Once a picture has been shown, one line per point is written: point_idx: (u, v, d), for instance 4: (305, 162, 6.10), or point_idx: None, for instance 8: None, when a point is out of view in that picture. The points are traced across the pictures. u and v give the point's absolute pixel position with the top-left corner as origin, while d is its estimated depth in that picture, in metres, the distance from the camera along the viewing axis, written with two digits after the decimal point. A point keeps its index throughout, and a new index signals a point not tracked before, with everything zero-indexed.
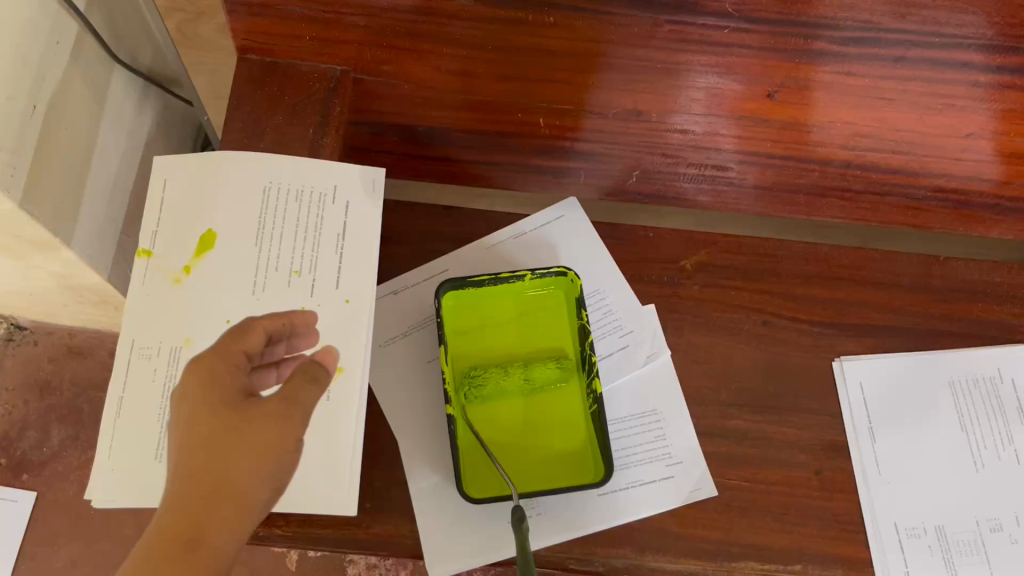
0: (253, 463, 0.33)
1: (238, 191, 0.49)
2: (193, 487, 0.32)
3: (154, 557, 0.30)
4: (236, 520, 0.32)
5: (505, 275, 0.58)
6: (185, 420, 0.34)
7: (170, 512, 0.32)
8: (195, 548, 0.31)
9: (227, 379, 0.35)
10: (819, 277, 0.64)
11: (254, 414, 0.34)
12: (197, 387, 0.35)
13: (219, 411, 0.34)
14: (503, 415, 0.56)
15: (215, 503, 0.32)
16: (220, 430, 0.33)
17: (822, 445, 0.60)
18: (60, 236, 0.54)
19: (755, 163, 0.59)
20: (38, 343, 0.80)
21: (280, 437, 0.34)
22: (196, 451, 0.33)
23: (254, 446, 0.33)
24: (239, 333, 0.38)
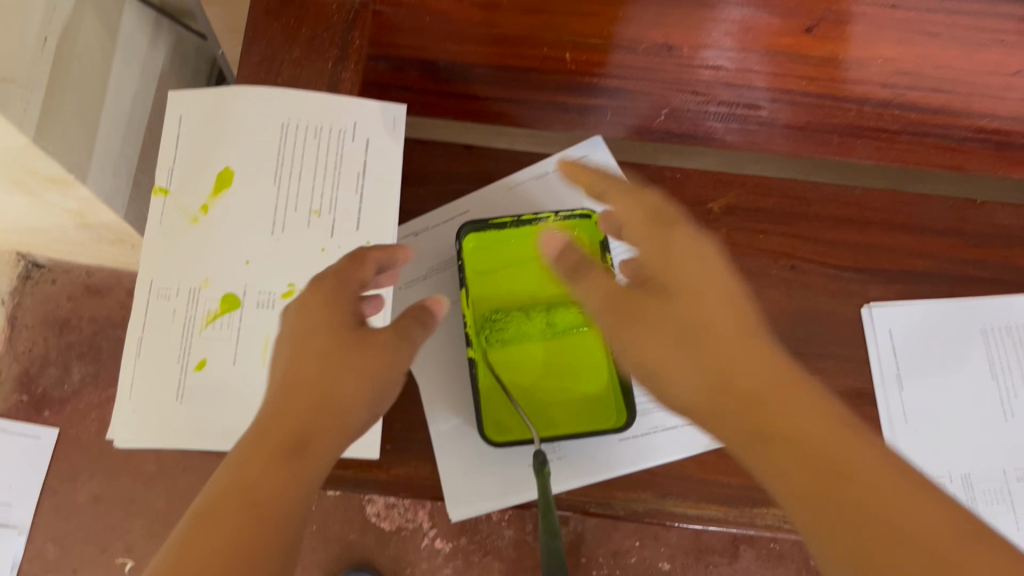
0: (361, 384, 0.39)
1: (255, 126, 0.48)
2: (302, 397, 0.38)
3: (263, 454, 0.36)
4: (339, 428, 0.38)
5: (528, 217, 0.57)
6: (309, 334, 0.40)
7: (279, 416, 0.37)
8: (298, 451, 0.36)
9: (346, 304, 0.42)
10: (852, 222, 0.60)
11: (365, 339, 0.40)
12: (321, 305, 0.41)
13: (337, 333, 0.40)
14: (523, 359, 0.56)
15: (321, 414, 0.38)
16: (331, 351, 0.39)
17: (850, 392, 0.58)
18: (75, 171, 0.53)
19: (788, 103, 0.60)
20: (57, 282, 0.80)
21: (383, 362, 0.40)
22: (311, 365, 0.39)
23: (361, 368, 0.40)
24: (356, 262, 0.43)
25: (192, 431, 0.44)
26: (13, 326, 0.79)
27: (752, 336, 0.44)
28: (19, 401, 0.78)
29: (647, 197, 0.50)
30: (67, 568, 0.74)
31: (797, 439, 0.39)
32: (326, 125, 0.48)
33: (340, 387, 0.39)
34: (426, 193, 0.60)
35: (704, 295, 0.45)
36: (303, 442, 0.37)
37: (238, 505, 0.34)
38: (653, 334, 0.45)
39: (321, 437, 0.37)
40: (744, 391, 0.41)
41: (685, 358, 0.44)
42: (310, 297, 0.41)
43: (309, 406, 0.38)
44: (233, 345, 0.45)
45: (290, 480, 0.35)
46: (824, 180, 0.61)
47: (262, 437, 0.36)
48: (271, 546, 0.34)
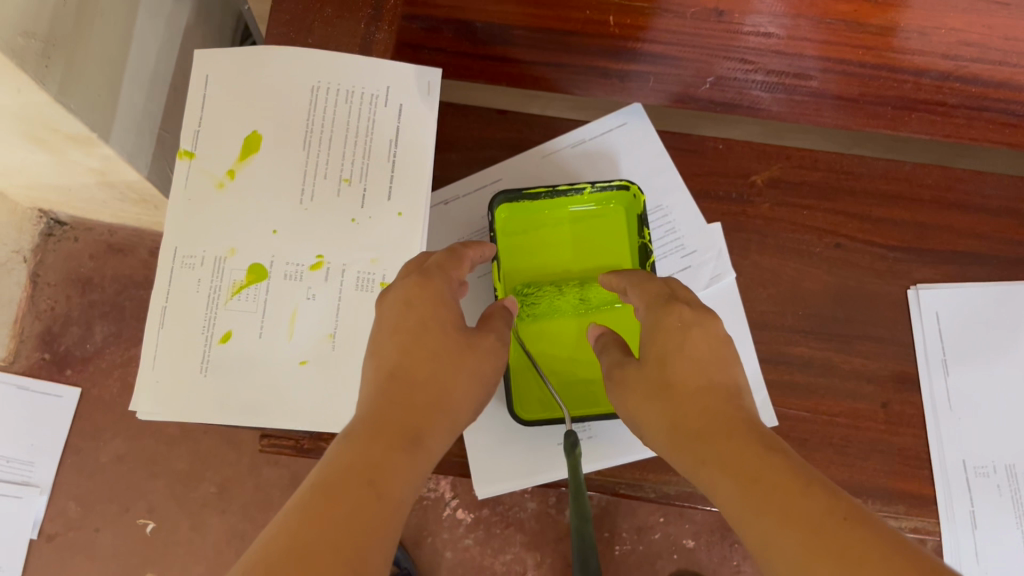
0: (470, 388, 0.36)
1: (285, 89, 0.46)
2: (414, 391, 0.34)
3: (384, 441, 0.31)
4: (447, 430, 0.35)
5: (564, 188, 0.54)
6: (417, 328, 0.37)
7: (394, 406, 0.33)
8: (415, 444, 0.32)
9: (454, 302, 0.38)
10: (899, 199, 0.58)
11: (472, 344, 0.38)
12: (432, 301, 0.38)
13: (448, 332, 0.37)
14: (554, 336, 0.54)
15: (432, 411, 0.34)
16: (443, 350, 0.36)
17: (890, 376, 0.56)
18: (97, 130, 0.51)
19: (839, 73, 0.56)
20: (79, 239, 0.77)
21: (486, 370, 0.38)
22: (423, 360, 0.35)
23: (470, 374, 0.36)
24: (455, 258, 0.41)
25: (216, 405, 0.43)
26: (35, 284, 0.77)
27: (720, 381, 0.37)
28: (41, 359, 0.77)
29: (655, 281, 0.43)
30: (90, 526, 0.75)
31: (787, 491, 0.30)
32: (358, 89, 0.46)
33: (453, 389, 0.35)
34: (458, 159, 0.58)
35: (672, 361, 0.38)
36: (420, 435, 0.32)
37: (357, 497, 0.28)
38: (638, 393, 0.39)
39: (433, 435, 0.33)
40: (733, 448, 0.33)
41: (652, 407, 0.38)
42: (415, 289, 0.38)
43: (422, 401, 0.34)
44: (260, 318, 0.44)
45: (410, 474, 0.31)
46: (868, 152, 0.58)
47: (377, 422, 0.32)
48: (394, 532, 0.29)
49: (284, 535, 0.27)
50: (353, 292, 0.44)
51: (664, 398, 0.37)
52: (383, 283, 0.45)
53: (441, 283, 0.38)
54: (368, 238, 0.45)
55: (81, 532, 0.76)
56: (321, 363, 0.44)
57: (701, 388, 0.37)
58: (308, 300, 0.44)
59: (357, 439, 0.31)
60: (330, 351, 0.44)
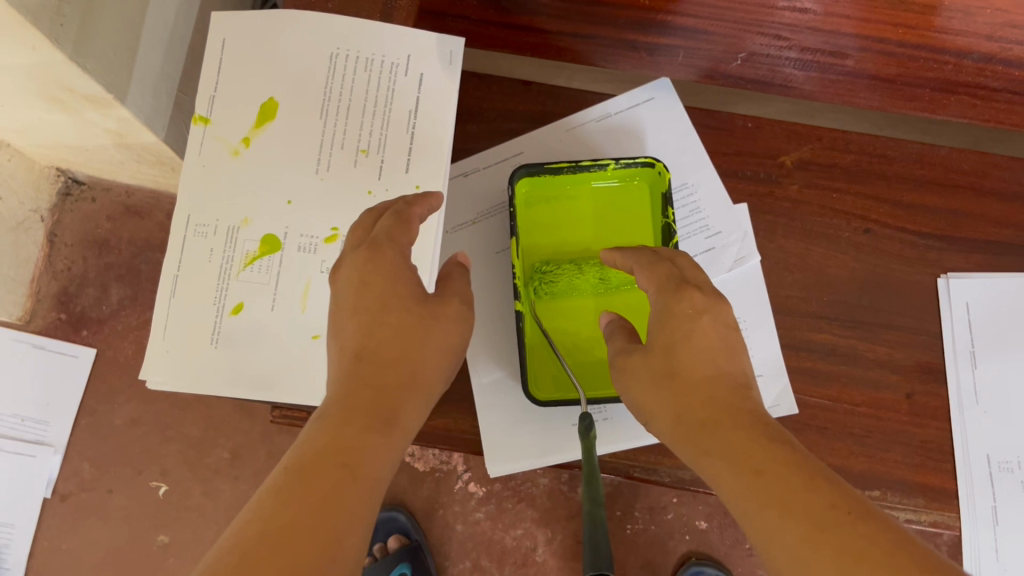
0: (439, 359, 0.34)
1: (303, 55, 0.44)
2: (383, 370, 0.32)
3: (357, 423, 0.30)
4: (421, 403, 0.33)
5: (586, 163, 0.53)
6: (372, 301, 0.34)
7: (362, 386, 0.31)
8: (388, 424, 0.30)
9: (409, 273, 0.35)
10: (933, 184, 0.56)
11: (439, 313, 0.35)
12: (384, 274, 0.35)
13: (407, 304, 0.34)
14: (572, 314, 0.53)
15: (404, 388, 0.32)
16: (406, 325, 0.34)
17: (916, 366, 0.55)
18: (112, 90, 0.50)
19: (876, 52, 0.54)
20: (96, 200, 0.76)
21: (454, 339, 0.35)
22: (381, 336, 0.33)
23: (438, 345, 0.34)
24: (404, 222, 0.37)
25: (226, 377, 0.42)
26: (52, 244, 0.76)
27: (728, 370, 0.35)
28: (56, 319, 0.77)
29: (665, 262, 0.40)
30: (103, 488, 0.76)
31: (791, 487, 0.29)
32: (378, 57, 0.45)
33: (421, 362, 0.33)
34: (480, 131, 0.56)
35: (680, 348, 0.36)
36: (393, 415, 0.31)
37: (330, 485, 0.27)
38: (643, 379, 0.37)
39: (407, 411, 0.32)
40: (738, 436, 0.32)
41: (655, 393, 0.36)
42: (367, 264, 0.35)
43: (392, 379, 0.32)
44: (273, 290, 0.43)
45: (383, 457, 0.29)
46: (900, 134, 0.56)
47: (347, 404, 0.30)
48: (369, 517, 0.28)
49: (253, 531, 0.26)
50: None
51: (668, 385, 0.36)
52: None
53: (393, 255, 0.35)
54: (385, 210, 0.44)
55: (93, 493, 0.76)
56: None
57: (706, 377, 0.35)
58: (322, 273, 0.43)
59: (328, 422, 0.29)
60: None
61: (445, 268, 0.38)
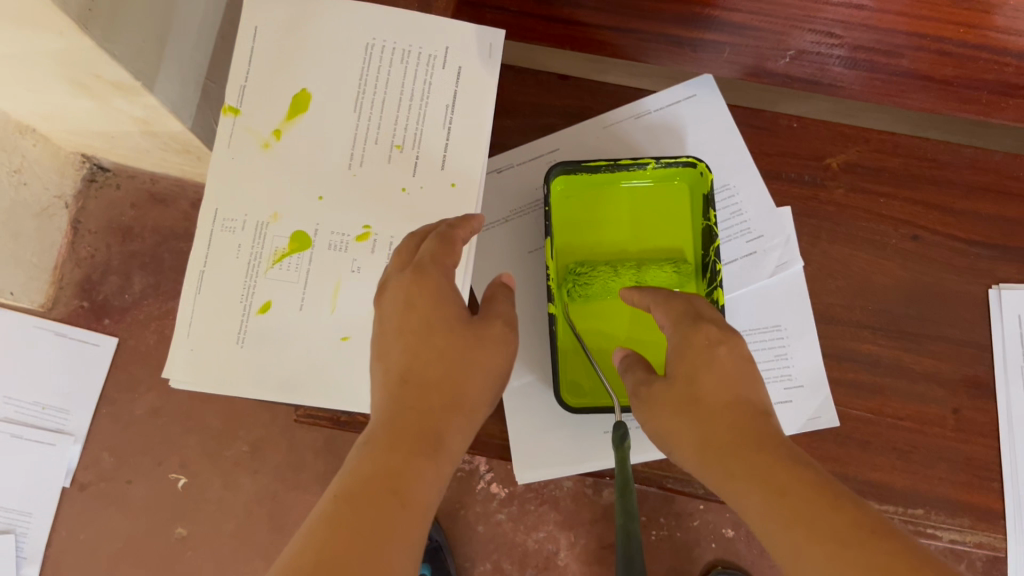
0: (485, 381, 0.34)
1: (337, 46, 0.43)
2: (429, 394, 0.33)
3: (401, 447, 0.30)
4: (467, 424, 0.33)
5: (625, 162, 0.51)
6: (418, 325, 0.35)
7: (409, 410, 0.32)
8: (435, 447, 0.31)
9: (452, 296, 0.36)
10: (986, 190, 0.54)
11: (484, 336, 0.35)
12: (428, 298, 0.35)
13: (452, 328, 0.35)
14: (605, 318, 0.51)
15: (449, 412, 0.33)
16: (450, 348, 0.34)
17: (963, 380, 0.53)
18: (141, 77, 0.49)
19: (933, 52, 0.52)
20: (121, 187, 0.71)
21: (500, 360, 0.35)
22: (427, 361, 0.34)
23: (483, 367, 0.34)
24: (447, 244, 0.38)
25: (252, 378, 0.41)
26: (76, 231, 0.71)
27: (749, 398, 0.34)
28: (79, 306, 0.71)
29: (680, 299, 0.39)
30: (123, 478, 0.68)
31: (817, 504, 0.28)
32: (415, 49, 0.43)
33: (467, 385, 0.34)
34: (514, 126, 0.55)
35: (700, 377, 0.34)
36: (438, 437, 0.31)
37: (378, 507, 0.28)
38: (666, 413, 0.35)
39: (453, 433, 0.32)
40: (761, 458, 0.30)
41: (678, 425, 0.34)
42: (412, 288, 0.36)
43: (438, 402, 0.33)
44: (301, 290, 0.41)
45: (430, 479, 0.30)
46: (948, 136, 0.54)
47: (394, 428, 0.31)
48: (417, 537, 0.28)
49: (309, 554, 0.26)
50: None
51: (690, 416, 0.34)
52: None
53: (438, 278, 0.36)
54: (419, 208, 0.42)
55: (113, 483, 0.68)
56: (363, 340, 0.41)
57: (727, 404, 0.33)
58: (353, 273, 0.41)
59: (375, 446, 0.30)
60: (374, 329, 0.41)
61: (489, 289, 0.38)
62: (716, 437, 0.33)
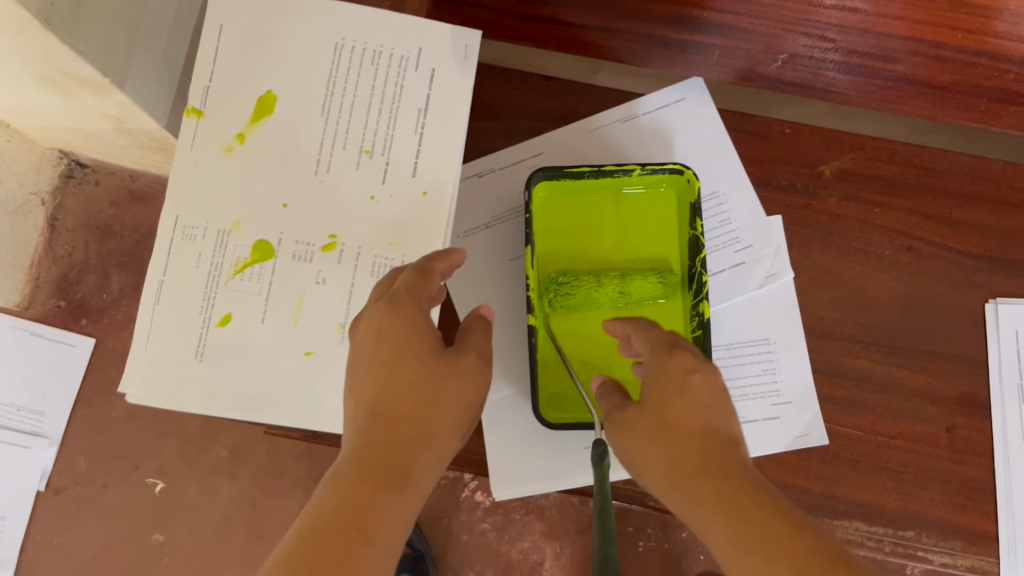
0: (455, 417, 0.32)
1: (305, 45, 0.41)
2: (398, 429, 0.30)
3: (367, 482, 0.28)
4: (437, 460, 0.31)
5: (609, 168, 0.49)
6: (389, 357, 0.32)
7: (377, 444, 0.30)
8: (402, 484, 0.29)
9: (426, 328, 0.34)
10: (984, 200, 0.52)
11: (455, 370, 0.33)
12: (400, 329, 0.33)
13: (424, 361, 0.33)
14: (587, 330, 0.50)
15: (418, 447, 0.30)
16: (423, 382, 0.32)
17: (958, 398, 0.51)
18: (110, 73, 0.47)
19: (931, 57, 0.49)
20: (101, 183, 0.68)
21: (472, 396, 0.33)
22: (399, 394, 0.31)
23: (453, 401, 0.32)
24: (424, 275, 0.35)
25: (211, 395, 0.39)
26: (53, 228, 0.67)
27: (720, 427, 0.32)
28: (57, 306, 0.67)
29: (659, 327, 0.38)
30: (98, 482, 0.67)
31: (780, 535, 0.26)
32: (386, 49, 0.41)
33: (438, 419, 0.32)
34: (498, 128, 0.53)
35: (672, 402, 0.32)
36: (407, 473, 0.29)
37: (338, 547, 0.26)
38: (636, 437, 0.33)
39: (424, 470, 0.30)
40: (728, 484, 0.29)
41: (648, 450, 0.32)
42: (385, 317, 0.33)
43: (407, 437, 0.30)
44: (263, 302, 0.39)
45: (398, 517, 0.28)
46: (945, 144, 0.52)
47: (360, 462, 0.29)
48: None
49: None
50: (367, 279, 0.40)
51: (657, 438, 0.32)
52: None
53: (413, 310, 0.34)
54: (387, 217, 0.40)
55: (88, 487, 0.67)
56: (327, 355, 0.39)
57: (697, 431, 0.31)
58: (317, 285, 0.40)
59: (340, 482, 0.28)
60: (339, 344, 0.39)
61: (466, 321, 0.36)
62: (685, 464, 0.30)
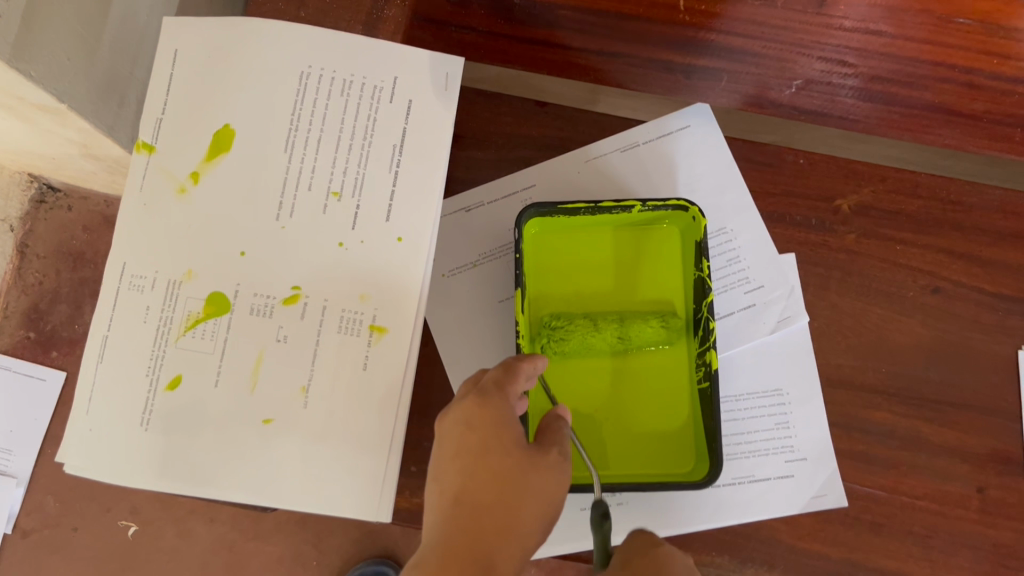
0: (539, 509, 0.31)
1: (267, 74, 0.37)
2: (483, 520, 0.30)
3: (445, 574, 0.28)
4: (519, 551, 0.30)
5: (606, 204, 0.44)
6: (475, 447, 0.32)
7: (456, 535, 0.30)
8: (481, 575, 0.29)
9: (514, 421, 0.33)
10: (1016, 238, 0.47)
11: (542, 461, 0.33)
12: (487, 421, 0.33)
13: (509, 453, 0.32)
14: (583, 382, 0.45)
15: (500, 537, 0.30)
16: (507, 473, 0.31)
17: (989, 455, 0.46)
18: (66, 99, 0.43)
19: (961, 85, 0.46)
20: (72, 212, 0.70)
21: (558, 489, 0.32)
22: (483, 484, 0.31)
23: (540, 491, 0.31)
24: (511, 371, 0.35)
25: (158, 467, 0.35)
26: (22, 256, 0.70)
27: None
28: (25, 338, 0.69)
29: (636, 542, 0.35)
30: (68, 525, 0.73)
31: None
32: (358, 79, 0.37)
33: (519, 512, 0.31)
34: (484, 158, 0.48)
35: None
36: (486, 564, 0.29)
37: None
38: None
39: (504, 562, 0.29)
40: None
41: None
42: (472, 409, 0.33)
43: (490, 529, 0.30)
44: (217, 362, 0.35)
45: None
46: (972, 175, 0.48)
47: (439, 554, 0.29)
48: None
49: None
50: (334, 336, 0.35)
51: None
52: (372, 326, 0.36)
53: (501, 402, 0.33)
54: (357, 267, 0.36)
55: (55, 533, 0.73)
56: (288, 424, 0.35)
57: None
58: (278, 343, 0.35)
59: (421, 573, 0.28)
60: (301, 410, 0.35)
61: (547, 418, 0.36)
62: None
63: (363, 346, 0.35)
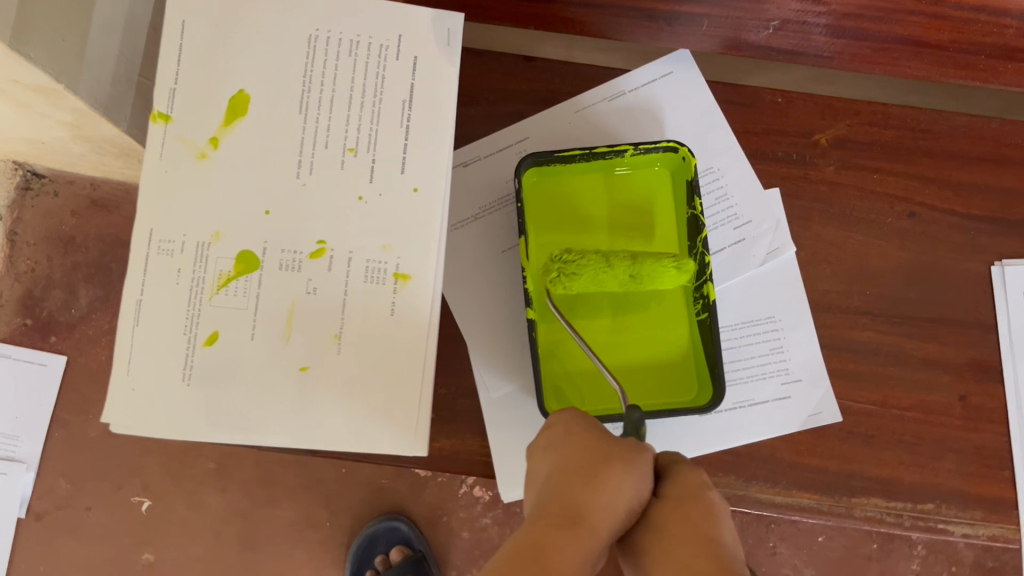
0: (628, 469, 0.33)
1: (276, 39, 0.39)
2: (573, 479, 0.33)
3: (544, 522, 0.31)
4: (612, 501, 0.32)
5: (601, 150, 0.47)
6: (564, 438, 0.36)
7: (553, 497, 0.32)
8: (575, 523, 0.31)
9: (596, 423, 0.38)
10: (983, 160, 0.50)
11: (630, 445, 0.36)
12: (571, 422, 0.38)
13: (591, 434, 0.36)
14: (588, 315, 0.46)
15: (590, 488, 0.32)
16: (591, 447, 0.35)
17: (969, 364, 0.50)
18: (63, 79, 0.44)
19: (929, 16, 0.46)
20: (59, 194, 0.69)
21: (643, 461, 0.34)
22: (573, 457, 0.34)
23: (625, 456, 0.34)
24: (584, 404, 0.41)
25: (205, 417, 0.38)
26: (12, 243, 0.70)
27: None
28: (23, 325, 0.70)
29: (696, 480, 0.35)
30: (80, 505, 0.73)
31: None
32: (364, 39, 0.40)
33: (606, 470, 0.33)
34: (477, 116, 0.50)
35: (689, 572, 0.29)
36: (579, 515, 0.31)
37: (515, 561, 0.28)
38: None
39: (598, 515, 0.31)
40: None
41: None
42: (560, 418, 0.38)
43: (580, 484, 0.32)
44: (251, 316, 0.38)
45: (571, 547, 0.29)
46: (937, 100, 0.50)
47: (540, 513, 0.31)
48: None
49: None
50: (360, 284, 0.39)
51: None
52: (396, 273, 0.39)
53: (580, 414, 0.39)
54: (378, 217, 0.39)
55: (70, 510, 0.73)
56: (322, 368, 0.39)
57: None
58: (308, 295, 0.39)
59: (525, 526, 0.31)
60: (334, 355, 0.39)
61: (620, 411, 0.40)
62: None
63: (389, 292, 0.39)
